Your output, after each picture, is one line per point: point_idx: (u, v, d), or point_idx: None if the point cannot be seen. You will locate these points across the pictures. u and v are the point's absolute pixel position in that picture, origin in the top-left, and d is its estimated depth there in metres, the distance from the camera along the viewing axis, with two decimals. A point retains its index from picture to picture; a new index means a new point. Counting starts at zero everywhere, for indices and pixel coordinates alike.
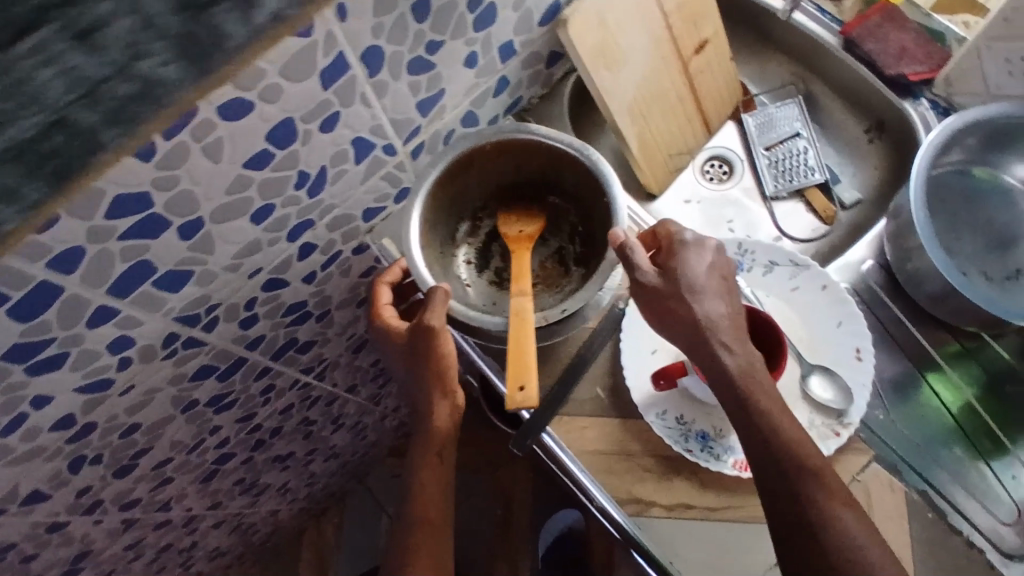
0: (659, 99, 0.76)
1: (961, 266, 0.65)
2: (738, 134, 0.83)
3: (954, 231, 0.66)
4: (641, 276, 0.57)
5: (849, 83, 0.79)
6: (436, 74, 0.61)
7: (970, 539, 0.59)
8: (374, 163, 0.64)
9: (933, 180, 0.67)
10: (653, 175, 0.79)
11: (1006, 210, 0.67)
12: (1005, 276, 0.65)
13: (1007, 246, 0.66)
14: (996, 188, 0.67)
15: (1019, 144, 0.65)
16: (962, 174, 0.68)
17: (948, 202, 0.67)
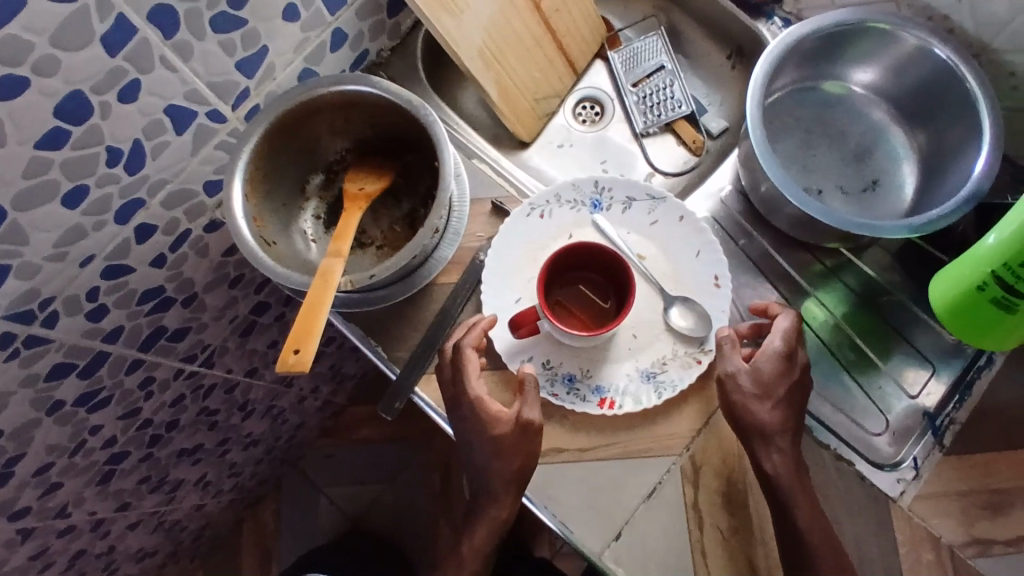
0: (513, 41, 0.73)
1: (815, 183, 0.64)
2: (606, 73, 0.82)
3: (808, 149, 0.65)
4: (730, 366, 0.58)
5: (704, 10, 0.77)
6: (250, 30, 0.58)
7: (838, 452, 0.61)
8: (201, 132, 0.61)
9: (780, 101, 0.66)
10: (519, 122, 0.77)
11: (856, 123, 0.66)
12: (861, 189, 0.64)
13: (863, 157, 0.65)
14: (845, 102, 0.67)
15: (859, 51, 0.63)
16: (815, 89, 0.67)
17: (801, 119, 0.66)
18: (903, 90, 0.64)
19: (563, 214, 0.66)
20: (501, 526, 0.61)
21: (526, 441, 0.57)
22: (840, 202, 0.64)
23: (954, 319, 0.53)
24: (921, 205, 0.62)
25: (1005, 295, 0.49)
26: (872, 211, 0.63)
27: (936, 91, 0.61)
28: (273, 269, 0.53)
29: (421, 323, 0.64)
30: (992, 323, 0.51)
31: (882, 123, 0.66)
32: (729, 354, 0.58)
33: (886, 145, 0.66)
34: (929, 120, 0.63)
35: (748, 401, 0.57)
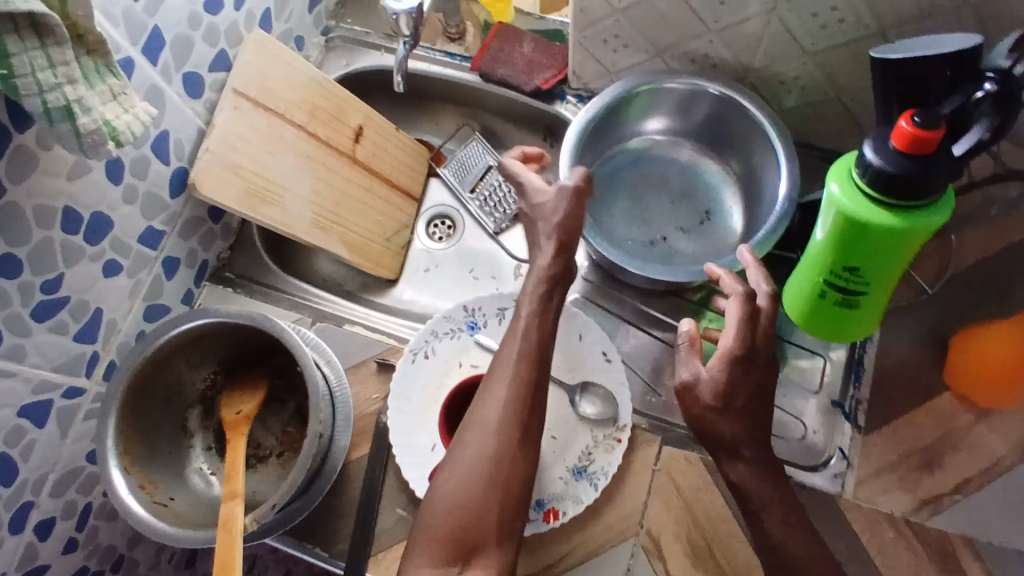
0: (345, 201, 0.74)
1: (659, 232, 0.70)
2: (444, 188, 0.84)
3: (640, 204, 0.72)
4: (683, 373, 0.58)
5: (506, 106, 0.81)
6: (77, 302, 0.58)
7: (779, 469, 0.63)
8: (64, 415, 0.59)
9: (601, 171, 0.73)
10: (381, 264, 0.78)
11: (671, 165, 0.74)
12: (698, 223, 0.71)
13: (688, 195, 0.72)
14: (655, 150, 0.74)
15: (643, 107, 0.71)
16: (624, 151, 0.74)
17: (623, 182, 0.73)
18: (695, 124, 0.72)
19: (445, 347, 0.67)
20: (546, 316, 0.56)
21: (552, 242, 0.58)
22: (686, 241, 0.70)
23: (811, 322, 0.58)
24: (753, 221, 0.68)
25: (842, 294, 0.53)
26: (715, 239, 0.70)
27: (725, 120, 0.68)
28: (168, 529, 0.51)
29: (350, 508, 0.63)
30: (841, 318, 0.55)
31: (692, 158, 0.73)
32: (684, 358, 0.58)
33: (704, 175, 0.73)
34: (730, 144, 0.71)
35: (705, 410, 0.56)
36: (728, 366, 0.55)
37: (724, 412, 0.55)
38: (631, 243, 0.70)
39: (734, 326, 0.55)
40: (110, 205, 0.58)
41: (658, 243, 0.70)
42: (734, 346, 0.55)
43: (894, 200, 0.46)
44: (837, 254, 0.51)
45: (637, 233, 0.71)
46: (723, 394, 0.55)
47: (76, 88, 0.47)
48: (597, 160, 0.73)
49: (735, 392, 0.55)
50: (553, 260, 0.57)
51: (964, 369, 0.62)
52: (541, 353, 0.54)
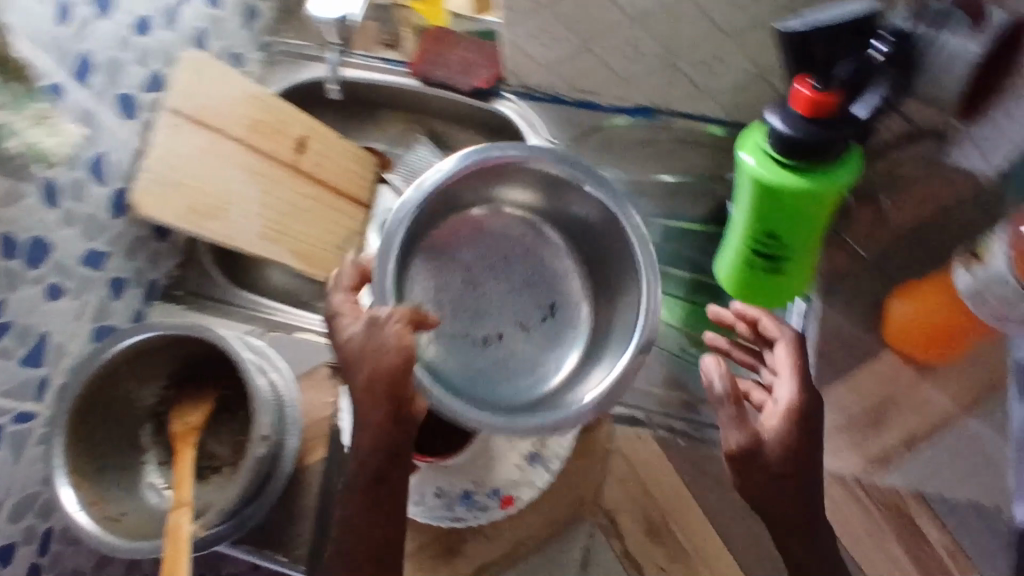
0: (292, 212, 0.74)
1: (493, 328, 0.71)
2: (394, 194, 0.84)
3: (478, 289, 0.72)
4: (738, 437, 0.50)
5: (452, 111, 0.83)
6: (19, 328, 0.58)
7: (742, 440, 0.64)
8: (14, 441, 0.59)
9: (455, 254, 0.72)
10: (333, 273, 0.78)
11: (529, 245, 0.74)
12: (539, 321, 0.72)
13: (535, 283, 0.73)
14: (502, 223, 0.74)
15: (501, 178, 0.69)
16: (467, 215, 0.72)
17: (473, 267, 0.72)
18: (557, 211, 0.72)
19: None
20: (384, 414, 0.51)
21: (364, 375, 0.50)
22: (522, 341, 0.71)
23: (746, 292, 0.59)
24: (584, 364, 0.68)
25: (769, 261, 0.54)
26: (551, 345, 0.71)
27: (597, 224, 0.68)
28: (116, 542, 0.52)
29: (309, 512, 0.63)
30: (773, 285, 0.56)
31: (541, 242, 0.74)
32: (736, 418, 0.50)
33: (552, 266, 0.74)
34: (602, 284, 0.72)
35: (772, 481, 0.49)
36: (795, 420, 0.51)
37: (793, 485, 0.49)
38: (459, 336, 0.70)
39: (792, 374, 0.53)
40: (49, 229, 0.59)
41: (491, 342, 0.71)
42: (801, 400, 0.51)
43: (801, 163, 0.47)
44: (759, 221, 0.52)
45: (471, 329, 0.71)
46: (792, 456, 0.50)
47: None
48: (453, 232, 0.72)
49: (804, 455, 0.50)
50: (377, 401, 0.50)
51: (901, 326, 0.63)
52: (384, 450, 0.51)
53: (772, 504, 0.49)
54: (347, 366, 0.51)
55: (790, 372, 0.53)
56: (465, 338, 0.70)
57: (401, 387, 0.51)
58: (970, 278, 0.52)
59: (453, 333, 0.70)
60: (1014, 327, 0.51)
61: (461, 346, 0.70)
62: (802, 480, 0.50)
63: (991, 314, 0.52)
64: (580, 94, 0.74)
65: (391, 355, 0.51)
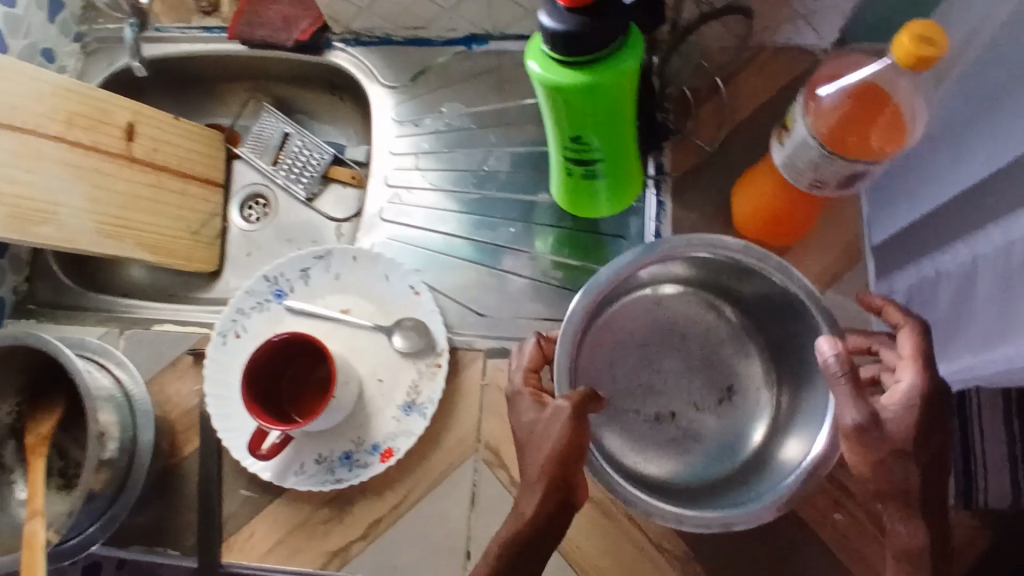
0: (133, 202, 0.71)
1: (667, 407, 0.63)
2: (249, 168, 0.82)
3: (653, 367, 0.64)
4: (853, 418, 0.47)
5: (288, 71, 0.80)
6: None
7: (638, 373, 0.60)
8: None
9: (617, 322, 0.64)
10: (192, 258, 0.77)
11: (698, 331, 0.65)
12: (718, 402, 0.63)
13: (711, 361, 0.64)
14: (668, 301, 0.65)
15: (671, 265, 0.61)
16: (638, 302, 0.64)
17: (637, 336, 0.64)
18: (712, 279, 0.62)
19: (255, 321, 0.65)
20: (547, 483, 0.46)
21: (546, 440, 0.47)
22: (703, 420, 0.62)
23: (577, 200, 0.58)
24: (774, 434, 0.59)
25: (583, 166, 0.54)
26: (723, 423, 0.62)
27: (763, 300, 0.60)
28: None
29: (192, 502, 0.62)
30: (597, 189, 0.56)
31: (718, 321, 0.65)
32: (853, 395, 0.46)
33: (724, 342, 0.64)
34: (783, 356, 0.61)
35: (891, 461, 0.47)
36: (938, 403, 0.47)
37: (907, 462, 0.48)
38: (637, 421, 0.62)
39: (920, 359, 0.48)
40: None
41: (666, 420, 0.62)
42: (925, 385, 0.47)
43: (573, 61, 0.46)
44: (560, 126, 0.51)
45: (643, 404, 0.63)
46: (913, 435, 0.47)
47: None
48: (620, 318, 0.64)
49: (925, 436, 0.47)
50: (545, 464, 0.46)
51: (747, 214, 0.62)
52: (541, 520, 0.47)
53: (885, 483, 0.48)
54: (526, 448, 0.48)
55: (921, 354, 0.49)
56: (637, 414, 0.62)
57: (572, 474, 0.47)
58: (783, 150, 0.51)
59: (622, 411, 0.62)
60: (833, 191, 0.51)
61: (631, 421, 0.62)
62: (925, 459, 0.48)
63: (809, 183, 0.51)
64: (410, 32, 0.73)
65: (565, 435, 0.46)
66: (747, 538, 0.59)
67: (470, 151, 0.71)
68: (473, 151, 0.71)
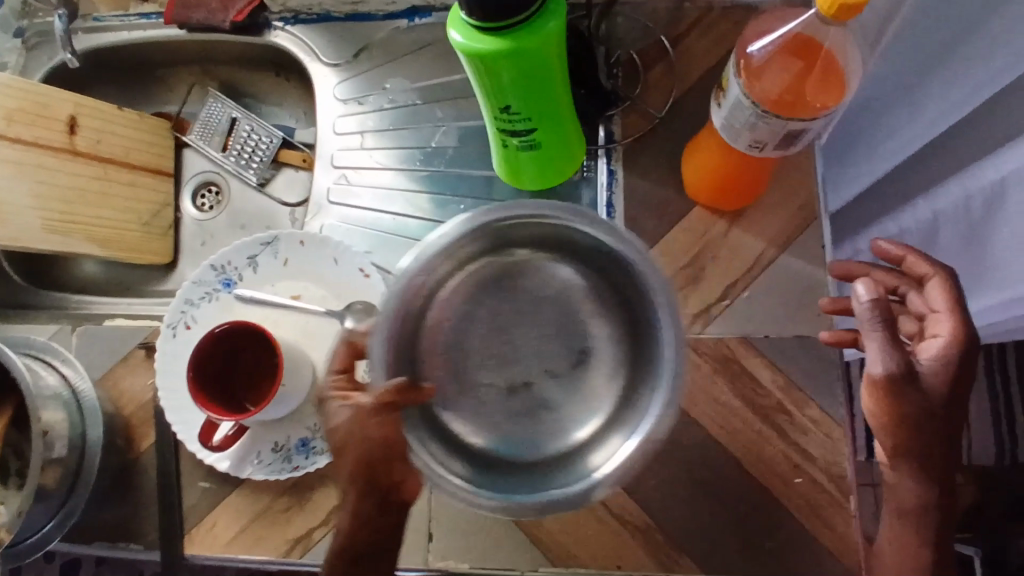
0: (80, 197, 0.70)
1: (521, 377, 0.58)
2: (199, 155, 0.81)
3: (506, 336, 0.59)
4: (884, 365, 0.47)
5: (231, 53, 0.78)
6: None
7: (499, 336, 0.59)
8: None
9: (461, 296, 0.59)
10: (145, 251, 0.75)
11: (547, 293, 0.59)
12: (570, 369, 0.58)
13: (568, 325, 0.59)
14: (521, 263, 0.59)
15: (501, 228, 0.57)
16: (485, 265, 0.59)
17: (483, 304, 0.59)
18: (549, 237, 0.58)
19: (204, 312, 0.64)
20: (364, 470, 0.52)
21: (359, 431, 0.51)
22: (557, 389, 0.58)
23: (519, 171, 0.57)
24: (608, 423, 0.55)
25: (519, 135, 0.52)
26: (574, 393, 0.58)
27: (606, 259, 0.57)
28: None
29: (153, 496, 0.62)
30: (536, 159, 0.55)
31: (569, 281, 0.59)
32: (889, 344, 0.47)
33: (577, 303, 0.59)
34: (636, 322, 0.57)
35: (919, 412, 0.48)
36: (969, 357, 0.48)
37: (934, 415, 0.48)
38: (485, 395, 0.58)
39: (947, 312, 0.49)
40: None
41: (520, 389, 0.59)
42: (958, 337, 0.48)
43: (490, 27, 0.44)
44: (490, 95, 0.49)
45: (497, 376, 0.59)
46: (941, 386, 0.48)
47: None
48: (459, 287, 0.59)
49: (949, 389, 0.48)
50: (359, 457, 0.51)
51: (698, 179, 0.60)
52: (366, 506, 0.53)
53: (911, 438, 0.49)
54: (337, 453, 0.53)
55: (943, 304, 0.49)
56: (489, 387, 0.58)
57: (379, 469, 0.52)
58: (721, 111, 0.50)
59: (473, 385, 0.58)
60: (773, 152, 0.49)
61: (482, 395, 0.59)
62: (953, 415, 0.49)
63: (748, 144, 0.49)
64: (350, 7, 0.71)
65: (371, 428, 0.51)
66: (706, 507, 0.58)
67: (417, 128, 0.69)
68: (420, 127, 0.69)
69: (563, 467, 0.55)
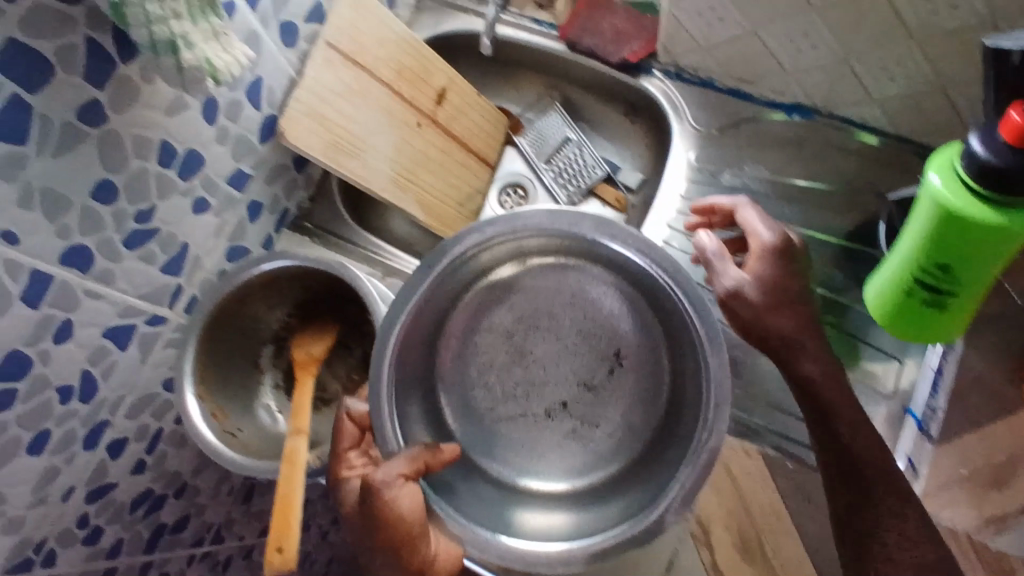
0: (423, 162, 0.75)
1: (546, 402, 0.71)
2: (519, 157, 0.84)
3: (529, 358, 0.72)
4: (728, 283, 0.58)
5: (591, 79, 0.81)
6: (164, 235, 0.60)
7: (521, 353, 0.72)
8: (145, 340, 0.62)
9: (483, 318, 0.73)
10: (451, 228, 0.79)
11: (564, 306, 0.73)
12: (606, 374, 0.72)
13: (591, 336, 0.72)
14: (533, 286, 0.74)
15: (501, 245, 0.71)
16: (495, 286, 0.74)
17: (512, 326, 0.73)
18: (579, 257, 0.72)
19: None
20: (390, 540, 0.56)
21: (379, 507, 0.55)
22: (586, 398, 0.71)
23: (897, 326, 0.55)
24: (631, 434, 0.70)
25: (933, 295, 0.51)
26: (607, 397, 0.71)
27: (647, 287, 0.69)
28: (239, 459, 0.54)
29: None
30: (930, 322, 0.53)
31: (580, 291, 0.73)
32: (725, 270, 0.58)
33: (602, 318, 0.72)
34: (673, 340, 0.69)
35: (760, 315, 0.57)
36: (778, 261, 0.57)
37: (788, 307, 0.57)
38: (519, 415, 0.72)
39: (762, 223, 0.60)
40: (204, 144, 0.60)
41: (557, 410, 0.71)
42: (773, 242, 0.58)
43: (993, 192, 0.44)
44: (930, 247, 0.49)
45: (530, 405, 0.71)
46: (771, 289, 0.57)
47: (182, 25, 0.47)
48: (475, 313, 0.73)
49: (785, 285, 0.57)
50: (387, 531, 0.56)
51: None
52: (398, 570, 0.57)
53: (782, 319, 0.57)
54: (358, 524, 0.57)
55: (761, 221, 0.60)
56: (527, 417, 0.71)
57: (404, 543, 0.56)
58: None
59: (508, 415, 0.72)
60: None
61: (518, 421, 0.71)
62: (799, 300, 0.57)
63: None
64: (734, 83, 0.73)
65: (388, 504, 0.55)
66: None
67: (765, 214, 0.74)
68: (766, 218, 0.73)
69: (604, 459, 0.70)
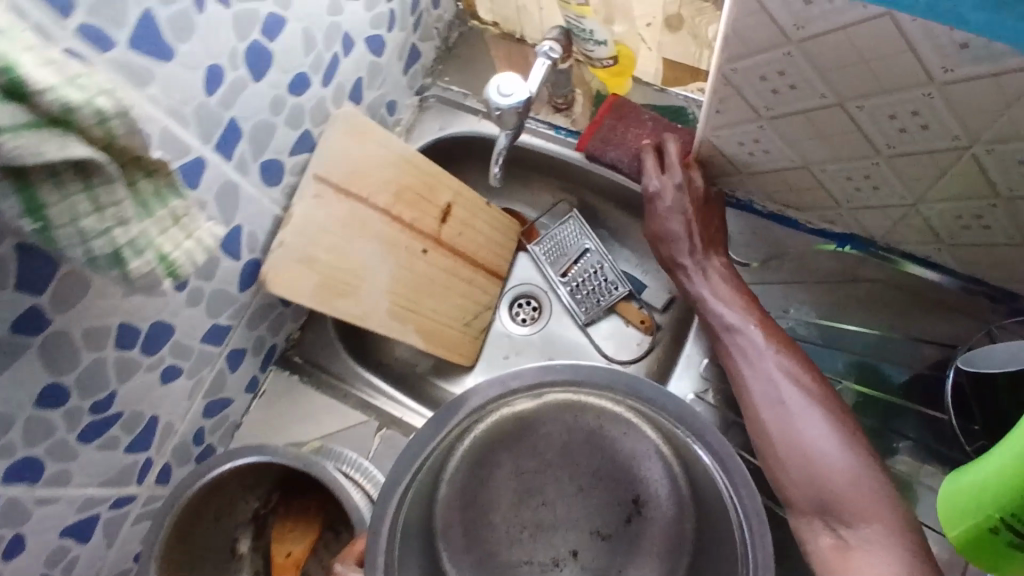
0: (425, 286, 0.67)
1: (552, 549, 0.60)
2: (531, 267, 0.77)
3: (539, 499, 0.61)
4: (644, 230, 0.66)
5: (613, 188, 0.72)
6: (129, 415, 0.53)
7: (524, 497, 0.61)
8: (110, 524, 0.56)
9: (492, 459, 0.62)
10: (456, 352, 0.71)
11: (580, 441, 0.61)
12: (622, 523, 0.61)
13: (611, 478, 0.62)
14: (545, 421, 0.61)
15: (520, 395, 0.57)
16: (507, 418, 0.61)
17: (520, 464, 0.62)
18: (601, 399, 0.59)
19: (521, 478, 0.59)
20: None
21: None
22: (599, 546, 0.61)
23: (974, 553, 0.47)
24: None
25: (1018, 538, 0.43)
26: (628, 552, 0.61)
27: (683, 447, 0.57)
28: None
29: None
30: (1013, 560, 0.45)
31: (599, 426, 0.61)
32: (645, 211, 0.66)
33: (625, 456, 0.62)
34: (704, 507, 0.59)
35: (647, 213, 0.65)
36: (656, 206, 0.62)
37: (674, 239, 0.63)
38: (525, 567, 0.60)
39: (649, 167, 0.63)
40: (172, 313, 0.53)
41: (565, 558, 0.60)
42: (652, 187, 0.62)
43: None
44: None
45: (538, 553, 0.60)
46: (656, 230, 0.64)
47: (134, 223, 0.39)
48: (480, 450, 0.62)
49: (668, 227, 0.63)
50: None
51: None
52: None
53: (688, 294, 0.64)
54: None
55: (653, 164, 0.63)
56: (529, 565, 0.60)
57: None
58: None
59: (515, 563, 0.60)
60: None
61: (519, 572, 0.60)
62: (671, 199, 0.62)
63: None
64: (777, 208, 0.65)
65: None
66: None
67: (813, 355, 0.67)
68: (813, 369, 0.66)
69: None
